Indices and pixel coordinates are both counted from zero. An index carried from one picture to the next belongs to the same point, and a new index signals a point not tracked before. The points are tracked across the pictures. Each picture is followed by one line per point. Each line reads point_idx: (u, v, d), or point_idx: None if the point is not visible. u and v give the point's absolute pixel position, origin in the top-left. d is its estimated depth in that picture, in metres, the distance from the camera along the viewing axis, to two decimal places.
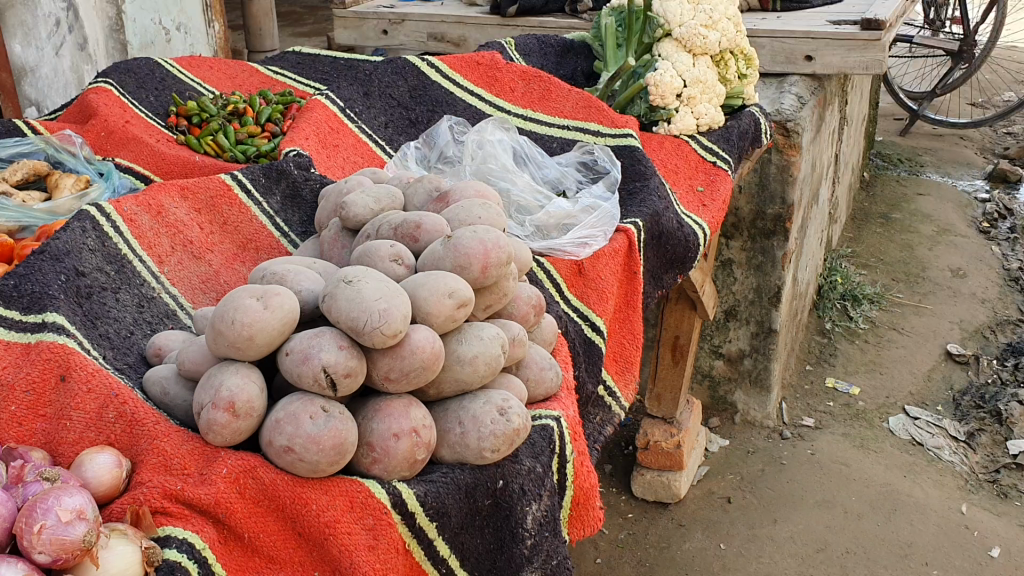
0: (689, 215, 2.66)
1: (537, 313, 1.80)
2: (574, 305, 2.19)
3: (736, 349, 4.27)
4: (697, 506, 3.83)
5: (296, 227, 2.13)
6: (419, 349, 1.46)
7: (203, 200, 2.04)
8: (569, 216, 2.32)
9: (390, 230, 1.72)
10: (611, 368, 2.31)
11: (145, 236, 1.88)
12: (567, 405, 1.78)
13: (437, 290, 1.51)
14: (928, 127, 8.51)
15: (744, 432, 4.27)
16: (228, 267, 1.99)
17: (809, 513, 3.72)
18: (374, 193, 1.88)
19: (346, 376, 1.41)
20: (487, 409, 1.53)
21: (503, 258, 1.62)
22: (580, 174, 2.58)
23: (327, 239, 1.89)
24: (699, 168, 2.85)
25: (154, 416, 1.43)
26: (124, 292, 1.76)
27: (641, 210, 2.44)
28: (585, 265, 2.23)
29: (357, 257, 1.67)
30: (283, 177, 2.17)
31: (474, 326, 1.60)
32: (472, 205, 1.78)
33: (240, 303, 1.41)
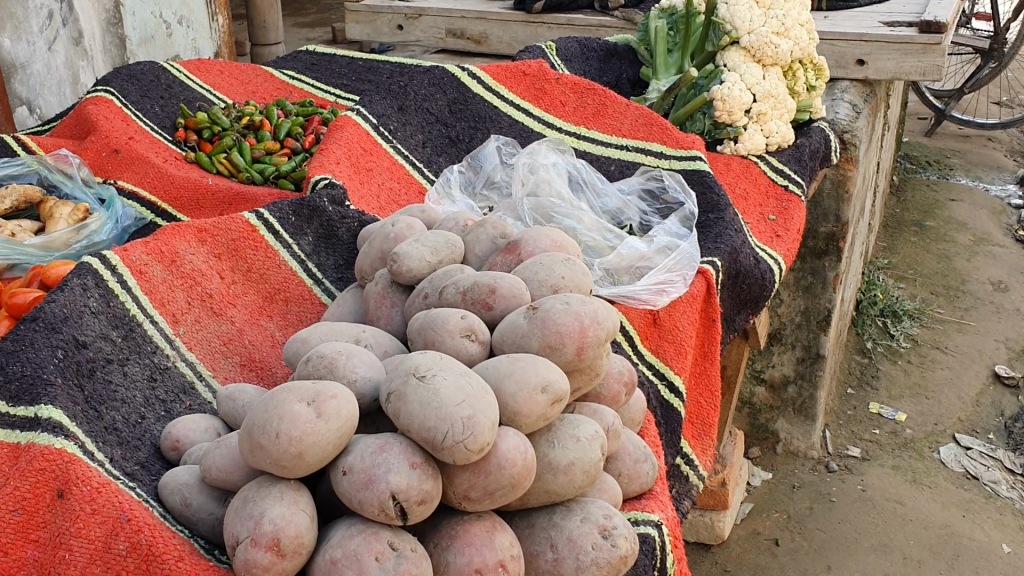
0: (763, 247, 2.36)
1: (629, 392, 1.50)
2: (649, 362, 1.91)
3: (780, 375, 3.95)
4: (742, 548, 3.55)
5: (331, 272, 1.83)
6: (509, 463, 1.17)
7: (224, 243, 1.73)
8: (643, 258, 2.02)
9: (457, 293, 1.41)
10: (688, 433, 2.03)
11: (157, 291, 1.59)
12: (664, 504, 1.49)
13: (528, 384, 1.21)
14: (955, 127, 8.18)
15: (787, 464, 3.98)
16: (254, 324, 1.69)
17: (865, 559, 3.44)
18: (430, 241, 1.58)
19: (420, 503, 1.11)
20: (586, 530, 1.25)
21: (603, 334, 1.32)
22: (645, 204, 2.30)
23: (372, 294, 1.59)
24: (770, 194, 2.55)
25: (177, 547, 1.13)
26: (132, 365, 1.47)
27: (719, 247, 2.14)
28: (661, 315, 1.95)
29: (420, 328, 1.37)
30: (316, 215, 1.86)
31: (567, 422, 1.30)
32: (553, 260, 1.48)
33: (286, 411, 1.10)
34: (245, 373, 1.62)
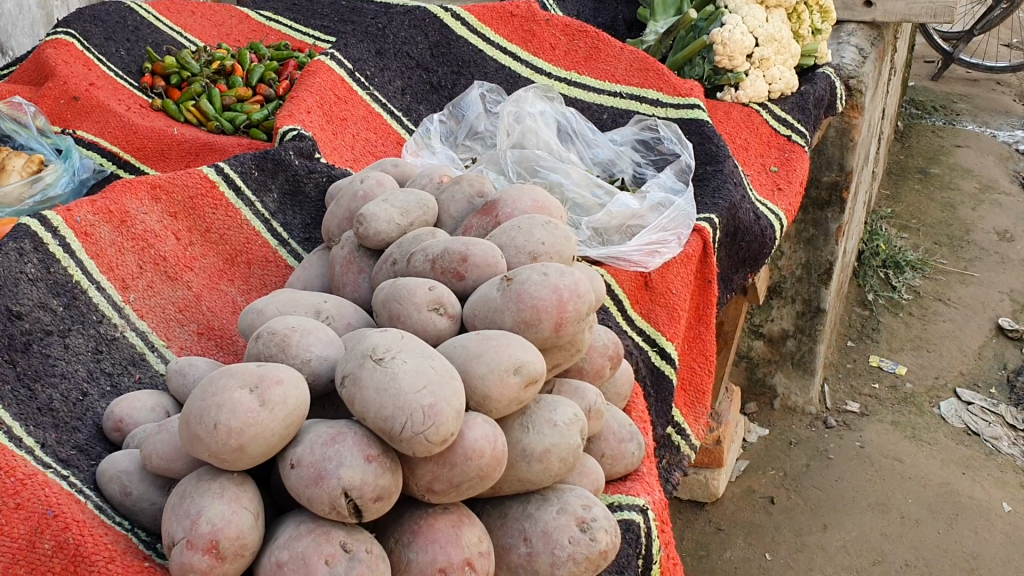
0: (763, 201, 2.23)
1: (614, 366, 1.39)
2: (640, 327, 1.80)
3: (779, 329, 3.83)
4: (736, 507, 3.46)
5: (297, 231, 1.70)
6: (475, 454, 1.06)
7: (180, 201, 1.60)
8: (635, 216, 1.89)
9: (425, 261, 1.29)
10: (679, 401, 1.94)
11: (104, 254, 1.47)
12: (651, 487, 1.38)
13: (499, 365, 1.09)
14: (962, 71, 7.96)
15: (784, 420, 3.88)
16: (213, 288, 1.57)
17: (862, 518, 3.36)
18: (400, 202, 1.45)
19: (376, 501, 1.00)
20: (562, 522, 1.14)
21: (584, 309, 1.20)
22: (638, 155, 2.17)
23: (338, 258, 1.47)
24: (771, 144, 2.43)
25: (109, 548, 1.03)
26: (74, 336, 1.36)
27: (717, 203, 2.01)
28: (653, 277, 1.83)
29: (384, 300, 1.24)
30: (282, 169, 1.73)
31: (544, 403, 1.19)
32: (533, 223, 1.35)
33: (225, 399, 0.99)
34: (203, 342, 1.50)
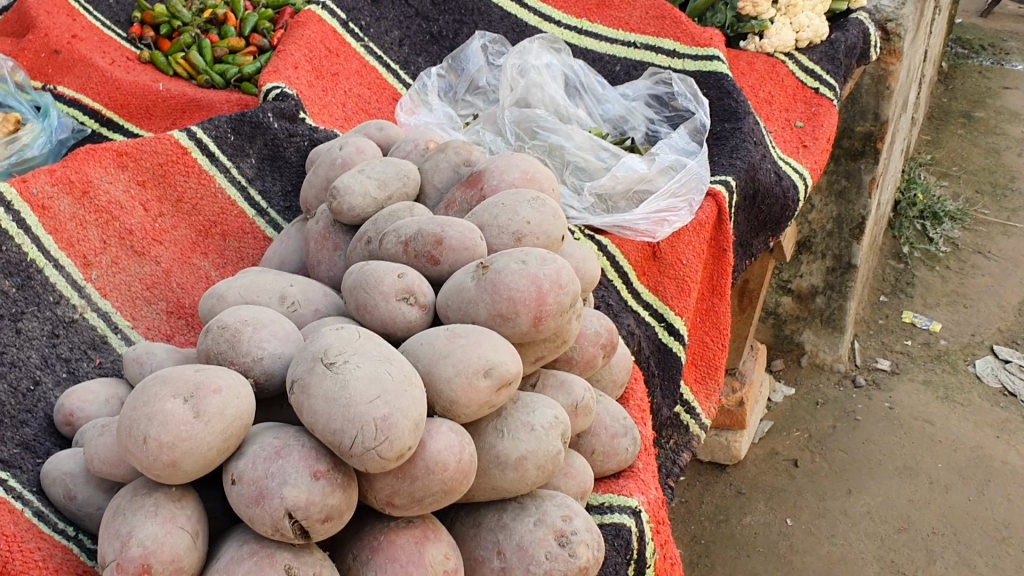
0: (786, 159, 2.09)
1: (608, 354, 1.27)
2: (647, 301, 1.68)
3: (808, 285, 3.67)
4: (759, 470, 3.35)
5: (278, 199, 1.61)
6: (439, 467, 0.95)
7: (148, 168, 1.50)
8: (643, 180, 1.76)
9: (398, 243, 1.17)
10: (690, 378, 1.84)
11: (64, 228, 1.38)
12: (647, 485, 1.28)
13: (466, 367, 0.98)
14: (1014, 7, 7.57)
15: (812, 379, 3.75)
16: (184, 262, 1.48)
17: (889, 483, 3.24)
18: (377, 172, 1.33)
19: (325, 521, 0.91)
20: (538, 535, 1.04)
21: (567, 300, 1.08)
22: (651, 111, 2.04)
23: (312, 234, 1.36)
24: (797, 97, 2.29)
25: (40, 565, 0.96)
26: (28, 319, 1.27)
27: (734, 163, 1.88)
28: (662, 247, 1.70)
29: (351, 287, 1.14)
30: (259, 132, 1.63)
31: (522, 403, 1.08)
32: (519, 199, 1.23)
33: (156, 410, 0.89)
34: (172, 322, 1.41)
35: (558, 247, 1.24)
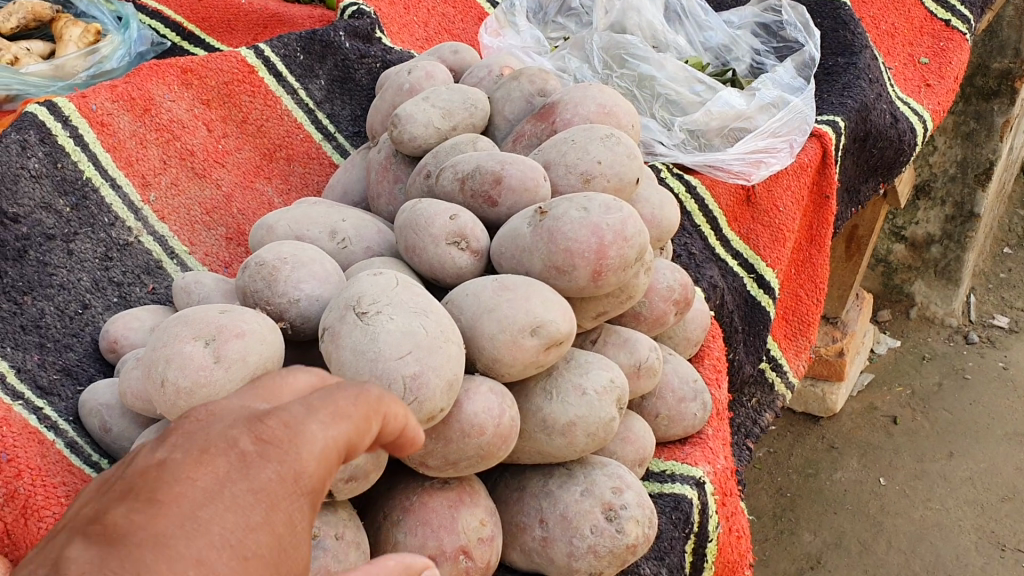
0: (905, 99, 1.91)
1: (681, 311, 1.16)
2: (737, 249, 1.55)
3: (924, 233, 3.43)
4: (856, 424, 3.16)
5: (347, 125, 1.59)
6: (475, 431, 0.88)
7: (213, 87, 1.47)
8: (740, 117, 1.61)
9: (454, 180, 1.08)
10: (779, 332, 1.69)
11: (123, 146, 1.34)
12: (715, 454, 1.18)
13: (512, 324, 0.90)
14: None
15: (920, 332, 3.52)
16: (246, 187, 1.45)
17: (996, 448, 3.00)
18: (443, 100, 1.23)
19: (348, 482, 0.84)
20: (585, 507, 0.95)
21: (632, 254, 0.97)
22: (759, 41, 1.87)
23: (373, 164, 1.28)
24: (923, 31, 2.09)
25: (61, 502, 0.92)
26: (81, 241, 1.23)
27: (844, 103, 1.72)
28: (757, 191, 1.57)
29: (402, 227, 1.05)
30: (330, 53, 1.60)
31: (577, 363, 0.99)
32: (591, 136, 1.11)
33: (175, 352, 0.84)
34: (231, 248, 1.38)
35: (632, 190, 1.13)
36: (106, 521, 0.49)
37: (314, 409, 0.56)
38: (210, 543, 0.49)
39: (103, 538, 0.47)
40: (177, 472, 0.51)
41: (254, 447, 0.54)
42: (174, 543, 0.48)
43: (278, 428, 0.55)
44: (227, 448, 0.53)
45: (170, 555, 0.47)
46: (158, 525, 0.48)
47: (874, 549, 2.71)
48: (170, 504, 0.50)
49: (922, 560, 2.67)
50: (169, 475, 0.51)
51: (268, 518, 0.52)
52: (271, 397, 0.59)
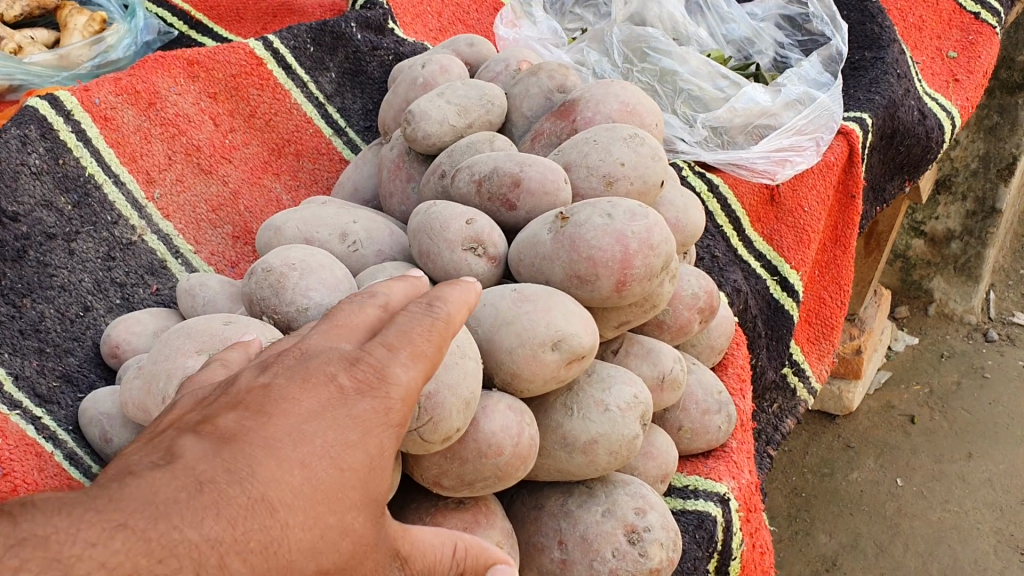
0: (933, 94, 1.86)
1: (706, 319, 1.11)
2: (760, 250, 1.50)
3: (944, 229, 3.32)
4: (872, 423, 3.10)
5: (358, 120, 1.54)
6: (493, 451, 0.83)
7: (221, 80, 1.42)
8: (765, 114, 1.55)
9: (470, 181, 1.03)
10: (802, 335, 1.64)
11: (127, 142, 1.29)
12: (739, 469, 1.13)
13: (532, 338, 0.86)
14: None
15: (938, 330, 3.41)
16: (254, 183, 1.40)
17: (1016, 450, 2.90)
18: (458, 96, 1.18)
19: None
20: (606, 529, 0.90)
21: (658, 264, 0.92)
22: (782, 34, 1.81)
23: (386, 161, 1.24)
24: (952, 24, 2.02)
25: None
26: (82, 240, 1.18)
27: (873, 99, 1.66)
28: (781, 191, 1.52)
29: (415, 230, 1.01)
30: (341, 45, 1.55)
31: (598, 376, 0.94)
32: (613, 136, 1.06)
33: (177, 367, 0.80)
34: (238, 247, 1.33)
35: (655, 194, 1.08)
36: (220, 423, 0.57)
37: (395, 350, 0.62)
38: (311, 452, 0.57)
39: (220, 437, 0.55)
40: (284, 393, 0.59)
41: (346, 378, 0.61)
42: (280, 447, 0.56)
43: (368, 370, 0.61)
44: (321, 377, 0.60)
45: (277, 457, 0.55)
46: (267, 430, 0.56)
47: (891, 552, 2.66)
48: (277, 418, 0.57)
49: (940, 564, 2.61)
50: (276, 395, 0.59)
51: (358, 435, 0.59)
52: (355, 334, 0.65)
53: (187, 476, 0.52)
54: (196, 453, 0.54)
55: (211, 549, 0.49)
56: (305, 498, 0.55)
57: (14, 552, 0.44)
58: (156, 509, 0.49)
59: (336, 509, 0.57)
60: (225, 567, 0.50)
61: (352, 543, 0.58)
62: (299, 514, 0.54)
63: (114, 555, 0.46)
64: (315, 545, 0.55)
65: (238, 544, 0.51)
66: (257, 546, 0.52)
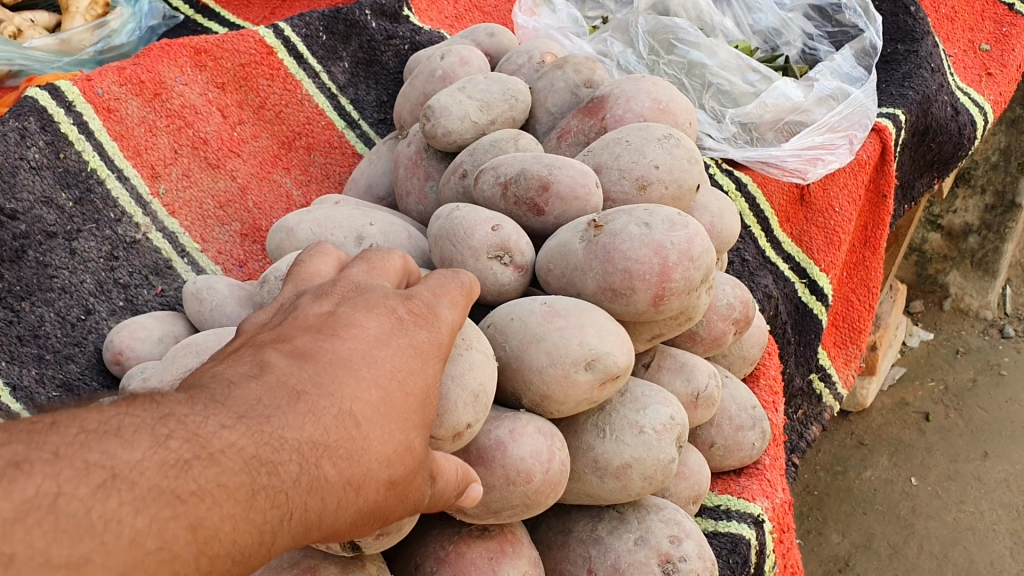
0: (965, 89, 1.79)
1: (741, 331, 1.06)
2: (788, 252, 1.44)
3: (960, 223, 2.97)
4: (884, 421, 2.73)
5: (371, 111, 1.48)
6: (522, 479, 0.77)
7: (229, 70, 1.37)
8: (797, 111, 1.49)
9: (496, 184, 0.97)
10: (829, 339, 1.57)
11: (131, 135, 1.23)
12: (773, 488, 1.08)
13: (564, 357, 0.80)
14: None
15: (952, 325, 3.02)
16: (263, 179, 1.34)
17: None
18: (481, 92, 1.11)
19: (378, 536, 0.74)
20: (639, 559, 0.85)
21: (698, 276, 0.87)
22: (811, 23, 1.74)
23: (402, 158, 1.17)
24: (985, 14, 1.97)
25: None
26: (84, 239, 1.12)
27: (906, 95, 1.60)
28: (811, 191, 1.47)
29: (435, 237, 0.94)
30: (356, 32, 1.50)
31: (632, 396, 0.88)
32: (646, 137, 1.00)
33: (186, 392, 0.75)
34: (247, 245, 1.27)
35: (690, 199, 1.02)
36: (296, 342, 0.58)
37: (439, 296, 0.67)
38: (383, 372, 0.58)
39: (300, 355, 0.56)
40: (352, 317, 0.60)
41: (404, 311, 0.63)
42: (356, 366, 0.57)
43: (421, 307, 0.65)
44: (382, 306, 0.63)
45: (357, 377, 0.56)
46: (339, 348, 0.57)
47: (905, 553, 2.36)
48: (350, 340, 0.58)
49: (955, 566, 2.32)
50: (343, 320, 0.60)
51: (418, 366, 0.61)
52: (389, 276, 0.69)
53: (282, 385, 0.53)
54: (284, 368, 0.54)
55: (310, 452, 0.51)
56: (382, 413, 0.56)
57: (161, 424, 0.46)
58: (259, 410, 0.51)
59: (404, 427, 0.58)
60: (321, 469, 0.51)
61: (413, 459, 0.58)
62: (377, 427, 0.56)
63: (243, 441, 0.48)
64: (390, 455, 0.56)
65: (331, 449, 0.52)
66: (344, 452, 0.53)
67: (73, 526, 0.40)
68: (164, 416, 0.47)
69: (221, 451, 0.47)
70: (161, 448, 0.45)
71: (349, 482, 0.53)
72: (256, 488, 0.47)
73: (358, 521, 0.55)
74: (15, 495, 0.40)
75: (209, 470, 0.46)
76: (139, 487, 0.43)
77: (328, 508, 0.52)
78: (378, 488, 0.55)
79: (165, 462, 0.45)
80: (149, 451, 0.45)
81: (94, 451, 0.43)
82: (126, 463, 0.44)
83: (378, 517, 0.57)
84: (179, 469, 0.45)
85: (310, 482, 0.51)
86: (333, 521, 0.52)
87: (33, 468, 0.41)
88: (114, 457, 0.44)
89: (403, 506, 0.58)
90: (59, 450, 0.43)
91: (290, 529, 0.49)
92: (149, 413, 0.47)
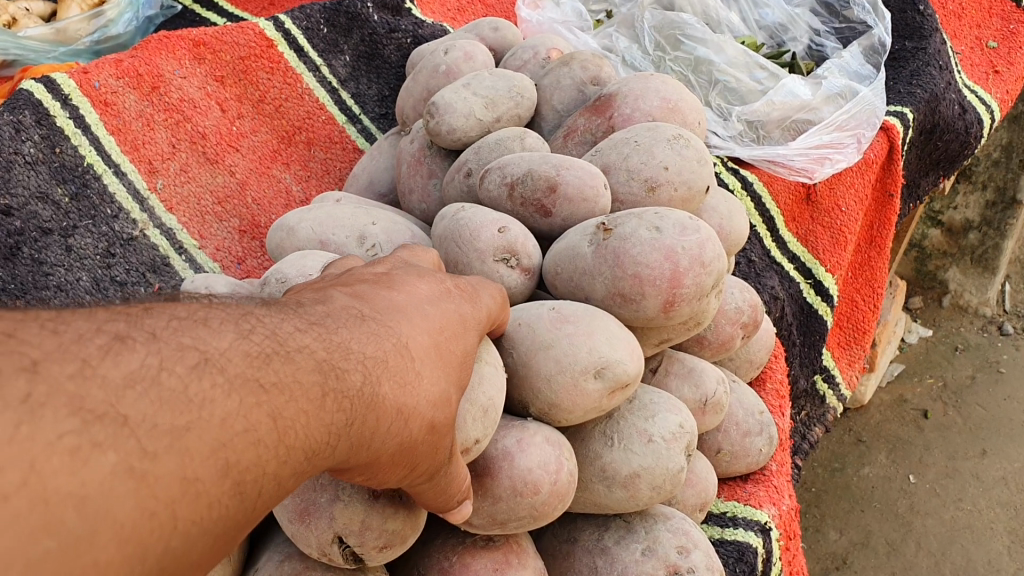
0: (972, 87, 1.77)
1: (749, 336, 1.05)
2: (794, 252, 1.42)
3: (961, 219, 2.93)
4: (883, 417, 2.69)
5: (372, 105, 1.47)
6: (529, 489, 0.75)
7: (228, 63, 1.34)
8: (805, 109, 1.47)
9: (502, 184, 0.95)
10: (833, 339, 1.56)
11: (128, 129, 1.21)
12: (780, 495, 1.06)
13: (573, 365, 0.78)
14: None
15: (953, 322, 2.99)
16: (262, 174, 1.32)
17: None
18: (485, 89, 1.09)
19: (381, 549, 0.72)
20: (645, 570, 0.83)
21: (709, 282, 0.85)
22: (818, 19, 1.72)
23: (404, 155, 1.15)
24: (992, 11, 1.95)
25: None
26: (80, 235, 1.09)
27: (913, 92, 1.58)
28: (818, 190, 1.45)
29: (439, 239, 0.92)
30: (356, 25, 1.48)
31: (641, 405, 0.86)
32: (655, 137, 0.98)
33: None
34: (246, 241, 1.25)
35: (699, 200, 1.00)
36: (354, 289, 0.62)
37: (482, 285, 0.74)
38: (431, 321, 0.63)
39: (360, 297, 0.61)
40: (405, 280, 0.66)
41: (451, 285, 0.69)
42: (411, 314, 0.62)
43: (466, 288, 0.71)
44: (432, 277, 0.69)
45: (411, 320, 0.61)
46: (394, 298, 0.63)
47: (903, 551, 2.33)
48: (403, 294, 0.64)
49: (953, 564, 2.29)
50: (397, 281, 0.66)
51: (460, 330, 0.66)
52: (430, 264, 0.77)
53: (346, 310, 0.58)
54: (343, 302, 0.59)
55: (373, 368, 0.55)
56: (432, 357, 0.61)
57: (244, 320, 0.50)
58: (327, 321, 0.55)
59: (447, 367, 0.63)
60: (379, 390, 0.55)
61: (450, 411, 0.62)
62: (428, 368, 0.60)
63: (315, 345, 0.53)
64: (436, 397, 0.60)
65: (390, 371, 0.57)
66: (397, 376, 0.57)
67: (177, 399, 0.44)
68: (244, 315, 0.51)
69: (297, 351, 0.51)
70: (245, 340, 0.49)
71: (401, 409, 0.57)
72: (326, 389, 0.51)
73: (398, 451, 0.58)
74: (124, 366, 0.43)
75: (285, 367, 0.50)
76: (227, 372, 0.47)
77: (380, 429, 0.56)
78: (421, 425, 0.59)
79: (249, 353, 0.49)
80: (234, 341, 0.48)
81: (187, 336, 0.47)
82: (215, 349, 0.47)
83: (410, 458, 0.60)
84: (262, 361, 0.49)
85: (369, 400, 0.55)
86: (381, 443, 0.56)
87: (137, 344, 0.44)
88: (204, 344, 0.47)
89: (431, 455, 0.61)
90: (157, 331, 0.46)
91: (350, 435, 0.53)
92: (230, 313, 0.51)
